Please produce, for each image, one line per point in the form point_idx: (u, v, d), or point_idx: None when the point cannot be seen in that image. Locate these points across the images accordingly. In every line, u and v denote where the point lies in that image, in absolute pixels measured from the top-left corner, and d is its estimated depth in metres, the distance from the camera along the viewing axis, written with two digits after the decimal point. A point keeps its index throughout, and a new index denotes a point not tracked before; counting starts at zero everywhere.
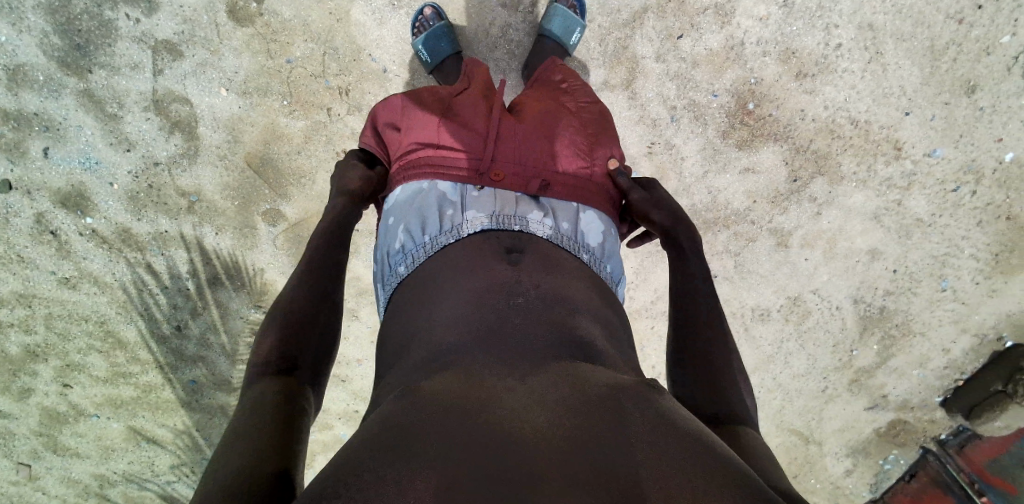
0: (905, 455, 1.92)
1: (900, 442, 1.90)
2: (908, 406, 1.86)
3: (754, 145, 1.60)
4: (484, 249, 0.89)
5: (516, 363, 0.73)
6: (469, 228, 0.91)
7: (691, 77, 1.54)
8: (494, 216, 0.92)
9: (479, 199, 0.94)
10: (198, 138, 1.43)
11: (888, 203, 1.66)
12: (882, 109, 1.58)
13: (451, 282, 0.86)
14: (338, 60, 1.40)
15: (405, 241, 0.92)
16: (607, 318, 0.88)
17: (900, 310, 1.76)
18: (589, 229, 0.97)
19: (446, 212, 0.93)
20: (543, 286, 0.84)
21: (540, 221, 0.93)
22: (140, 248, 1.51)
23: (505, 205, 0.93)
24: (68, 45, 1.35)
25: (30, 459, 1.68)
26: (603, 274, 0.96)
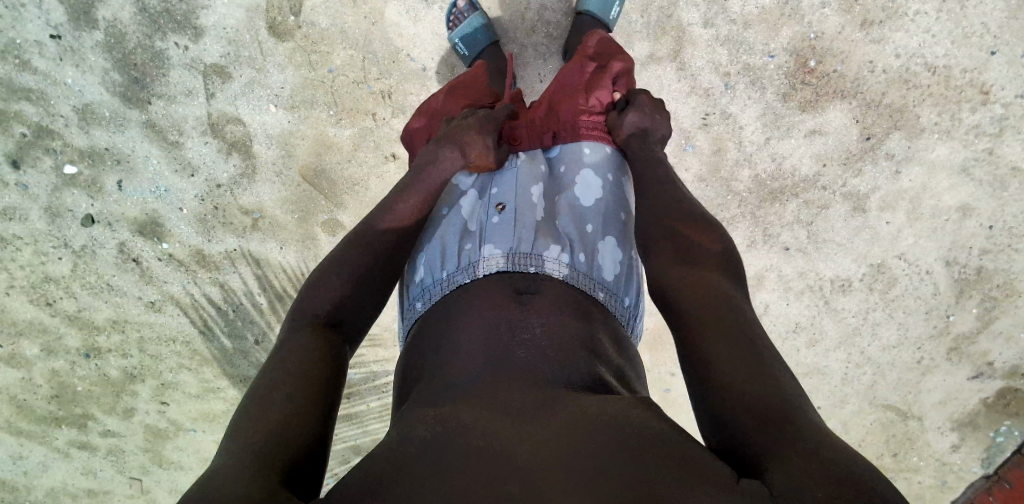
0: (1020, 426, 1.72)
1: (1014, 412, 1.72)
2: (1018, 372, 1.69)
3: (819, 104, 1.49)
4: (498, 289, 0.88)
5: (521, 385, 0.75)
6: (484, 264, 0.91)
7: (743, 39, 1.46)
8: (509, 254, 0.91)
9: (499, 234, 0.94)
10: (255, 156, 1.47)
11: (977, 153, 1.51)
12: (964, 50, 1.44)
13: (466, 316, 0.86)
14: (378, 64, 1.41)
15: (426, 275, 0.94)
16: (619, 355, 0.86)
17: (1000, 270, 1.61)
18: (607, 262, 0.95)
19: (464, 247, 0.94)
20: (554, 325, 0.83)
21: (556, 257, 0.90)
22: (213, 267, 1.58)
23: (522, 239, 0.92)
24: (127, 80, 1.42)
25: (141, 475, 1.79)
26: (618, 310, 0.93)
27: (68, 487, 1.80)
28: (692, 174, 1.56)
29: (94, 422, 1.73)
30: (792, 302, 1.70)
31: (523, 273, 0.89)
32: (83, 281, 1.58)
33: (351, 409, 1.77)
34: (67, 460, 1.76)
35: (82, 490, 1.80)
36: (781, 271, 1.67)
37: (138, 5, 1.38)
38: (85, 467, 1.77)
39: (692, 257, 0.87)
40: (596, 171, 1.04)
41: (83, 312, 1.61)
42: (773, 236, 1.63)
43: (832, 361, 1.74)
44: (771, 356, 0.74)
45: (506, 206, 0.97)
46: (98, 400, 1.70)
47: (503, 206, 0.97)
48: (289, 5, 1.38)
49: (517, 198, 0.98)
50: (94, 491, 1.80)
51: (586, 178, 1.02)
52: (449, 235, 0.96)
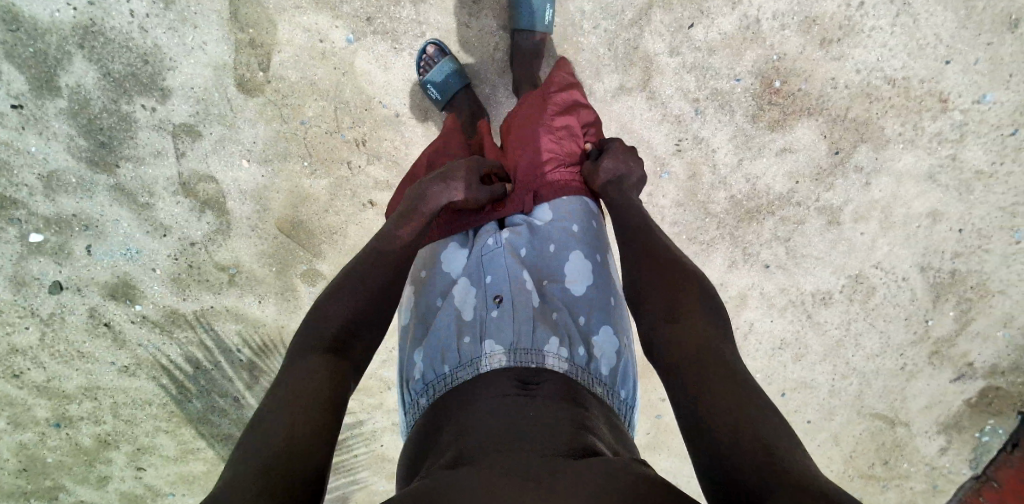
0: (1003, 424, 1.76)
1: (996, 411, 1.75)
2: (999, 370, 1.72)
3: (787, 124, 1.52)
4: (501, 382, 0.85)
5: (525, 461, 0.71)
6: (486, 362, 0.88)
7: (708, 65, 1.48)
8: (511, 350, 0.88)
9: (498, 328, 0.91)
10: (228, 212, 1.45)
11: (941, 159, 1.56)
12: (919, 62, 1.49)
13: (468, 409, 0.83)
14: (351, 113, 1.40)
15: (426, 372, 0.91)
16: (621, 445, 0.83)
17: (974, 272, 1.64)
18: (604, 355, 0.93)
19: (463, 341, 0.91)
20: (559, 415, 0.80)
21: (556, 352, 0.88)
22: (189, 326, 1.53)
23: (522, 334, 0.90)
24: (93, 145, 1.38)
25: None
26: (616, 403, 0.91)
27: None
28: (669, 200, 1.58)
29: (65, 494, 1.65)
30: (776, 318, 1.71)
31: (525, 369, 0.86)
32: (51, 349, 1.52)
33: (339, 460, 1.72)
34: None
35: None
36: (763, 289, 1.68)
37: (102, 70, 1.35)
38: None
39: (683, 294, 0.92)
40: (584, 255, 1.04)
41: (53, 381, 1.55)
42: (753, 255, 1.64)
43: (819, 374, 1.75)
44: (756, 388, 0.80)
45: (502, 297, 0.95)
46: (69, 470, 1.62)
47: (499, 297, 0.95)
48: (257, 61, 1.37)
49: (513, 288, 0.96)
50: None
51: (575, 266, 1.02)
52: (447, 328, 0.94)
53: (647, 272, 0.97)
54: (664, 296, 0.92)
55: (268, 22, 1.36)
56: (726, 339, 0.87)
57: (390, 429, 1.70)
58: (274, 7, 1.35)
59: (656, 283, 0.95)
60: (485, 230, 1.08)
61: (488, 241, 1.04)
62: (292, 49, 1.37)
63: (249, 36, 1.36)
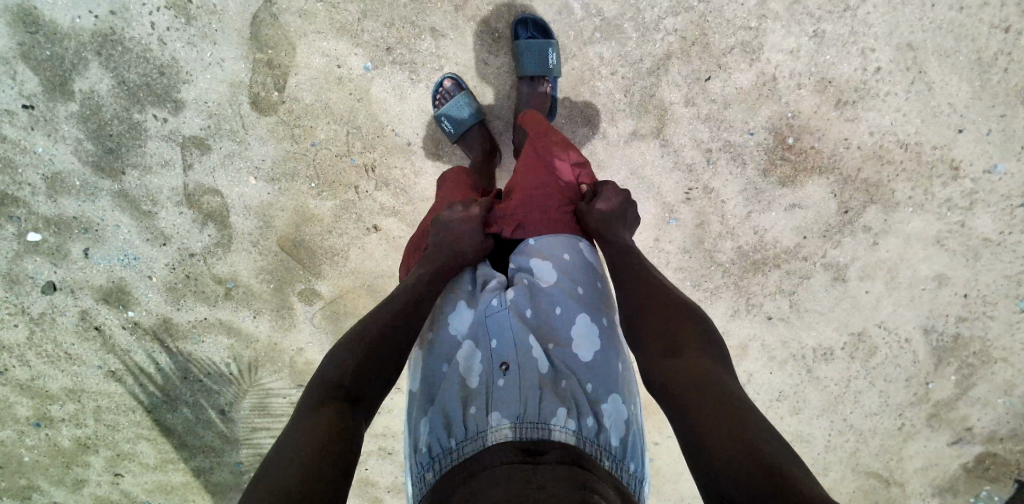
0: (999, 491, 1.71)
1: (992, 477, 1.71)
2: (996, 437, 1.68)
3: (798, 180, 1.52)
4: (509, 453, 0.86)
5: None
6: (493, 435, 0.89)
7: (724, 117, 1.48)
8: (518, 423, 0.90)
9: (505, 398, 0.92)
10: (230, 226, 1.44)
11: (950, 226, 1.55)
12: (933, 129, 1.48)
13: (477, 478, 0.83)
14: (362, 138, 1.40)
15: (431, 442, 0.90)
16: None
17: (976, 336, 1.62)
18: (611, 423, 0.93)
19: (469, 411, 0.92)
20: (567, 477, 0.81)
21: (562, 425, 0.90)
22: (181, 336, 1.52)
23: (529, 406, 0.91)
24: (100, 150, 1.38)
25: None
26: (624, 471, 0.91)
27: None
28: (675, 246, 1.57)
29: (39, 494, 1.62)
30: (774, 370, 1.69)
31: (531, 442, 0.88)
32: (39, 349, 1.51)
33: None
34: None
35: None
36: (763, 340, 1.66)
37: (116, 77, 1.35)
38: None
39: (679, 330, 0.95)
40: (591, 317, 1.02)
41: (37, 380, 1.53)
42: (755, 306, 1.63)
43: (815, 428, 1.72)
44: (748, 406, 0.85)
45: (509, 365, 0.96)
46: (45, 471, 1.60)
47: (506, 365, 0.95)
48: (273, 81, 1.37)
49: (518, 354, 0.96)
50: None
51: (580, 330, 1.00)
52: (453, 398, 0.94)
53: (643, 300, 1.02)
54: (658, 326, 0.97)
55: (288, 44, 1.36)
56: (718, 362, 0.92)
57: (375, 453, 1.67)
58: (294, 30, 1.35)
59: (651, 312, 0.99)
60: (488, 286, 1.06)
61: (492, 302, 1.01)
62: (309, 73, 1.37)
63: (267, 56, 1.36)
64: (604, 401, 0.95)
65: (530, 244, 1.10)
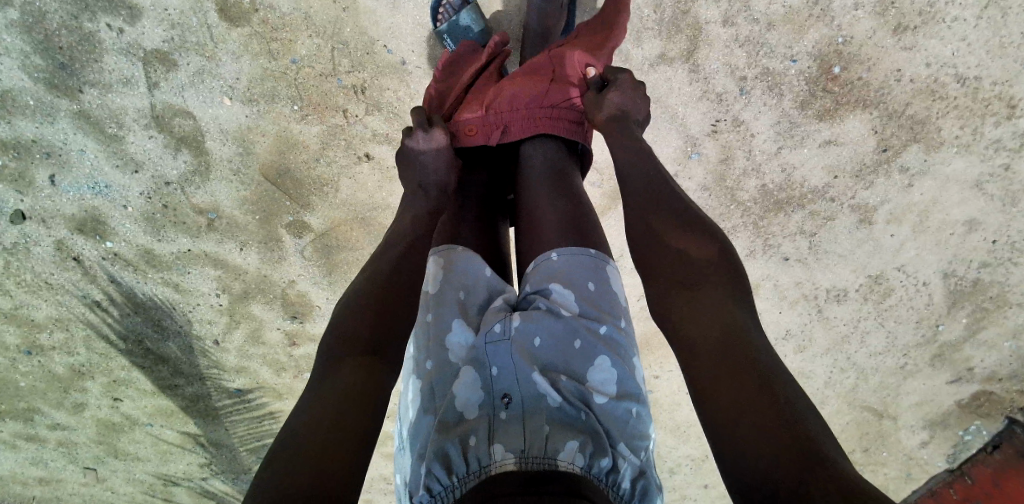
0: (988, 426, 1.66)
1: (984, 412, 1.65)
2: (996, 377, 1.61)
3: (838, 114, 1.36)
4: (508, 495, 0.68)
5: None
6: (494, 469, 0.71)
7: (764, 41, 1.31)
8: (523, 458, 0.72)
9: (509, 429, 0.75)
10: (208, 153, 1.29)
11: (994, 169, 1.39)
12: (997, 61, 1.29)
13: None
14: (350, 55, 1.22)
15: (426, 483, 0.70)
16: None
17: (996, 282, 1.50)
18: (627, 465, 0.75)
19: (467, 444, 0.74)
20: None
21: (571, 461, 0.72)
22: (165, 267, 1.42)
23: (535, 439, 0.74)
24: (52, 65, 1.20)
25: (95, 464, 1.67)
26: None
27: (21, 475, 1.70)
28: (695, 183, 1.44)
29: (41, 415, 1.59)
30: (785, 311, 1.60)
31: (535, 481, 0.70)
32: (17, 278, 1.41)
33: None
34: (14, 450, 1.65)
35: (36, 478, 1.70)
36: (778, 280, 1.56)
37: None
38: (36, 457, 1.66)
39: (699, 266, 0.77)
40: (613, 354, 0.82)
41: (20, 309, 1.45)
42: (774, 246, 1.51)
43: (819, 366, 1.66)
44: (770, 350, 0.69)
45: (512, 396, 0.79)
46: (44, 394, 1.56)
47: (509, 396, 0.79)
48: None
49: (522, 386, 0.79)
50: (46, 480, 1.70)
51: (600, 366, 0.81)
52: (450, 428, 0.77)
53: (660, 226, 0.83)
54: (680, 265, 0.78)
55: None
56: (750, 313, 0.73)
57: None
58: None
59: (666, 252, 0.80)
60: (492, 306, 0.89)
61: (495, 326, 0.84)
62: None
63: None
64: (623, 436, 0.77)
65: (551, 257, 0.89)
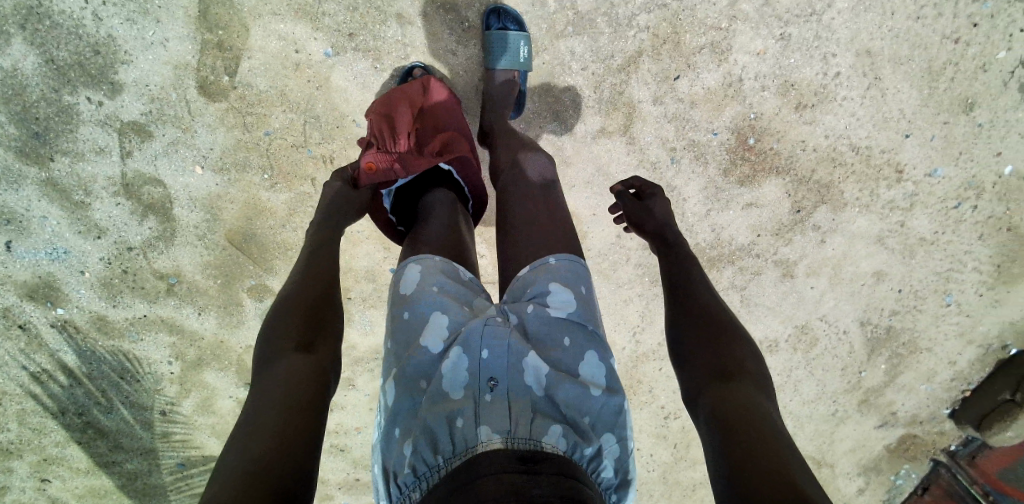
0: (915, 469, 1.81)
1: (911, 457, 1.79)
2: (918, 420, 1.75)
3: (755, 180, 1.52)
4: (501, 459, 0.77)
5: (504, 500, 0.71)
6: (480, 448, 0.79)
7: (689, 117, 1.42)
8: (508, 438, 0.79)
9: (492, 407, 0.83)
10: (174, 219, 1.33)
11: (890, 225, 1.59)
12: (883, 133, 1.50)
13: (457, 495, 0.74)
14: (321, 128, 1.30)
15: (414, 463, 0.80)
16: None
17: (907, 329, 1.68)
18: (606, 449, 0.85)
19: (455, 424, 0.81)
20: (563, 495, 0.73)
21: (555, 444, 0.80)
22: (118, 335, 1.41)
23: (520, 419, 0.81)
24: (25, 134, 1.24)
25: None
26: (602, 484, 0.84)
27: None
28: (637, 244, 1.52)
29: None
30: None
31: (523, 458, 0.78)
32: None
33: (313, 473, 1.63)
34: None
35: None
36: None
37: (44, 54, 1.20)
38: None
39: (720, 323, 0.97)
40: (603, 353, 0.92)
41: None
42: None
43: None
44: (764, 393, 0.87)
45: (498, 381, 0.85)
46: None
47: (495, 380, 0.85)
48: (223, 65, 1.24)
49: (511, 376, 0.85)
50: None
51: (593, 353, 0.90)
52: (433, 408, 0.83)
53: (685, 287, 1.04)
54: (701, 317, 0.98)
55: (238, 23, 1.22)
56: (760, 376, 0.90)
57: (329, 450, 1.62)
58: (247, 9, 1.22)
59: (708, 331, 0.95)
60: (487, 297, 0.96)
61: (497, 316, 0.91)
62: (264, 57, 1.25)
63: (218, 38, 1.23)
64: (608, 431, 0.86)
65: (548, 262, 0.96)
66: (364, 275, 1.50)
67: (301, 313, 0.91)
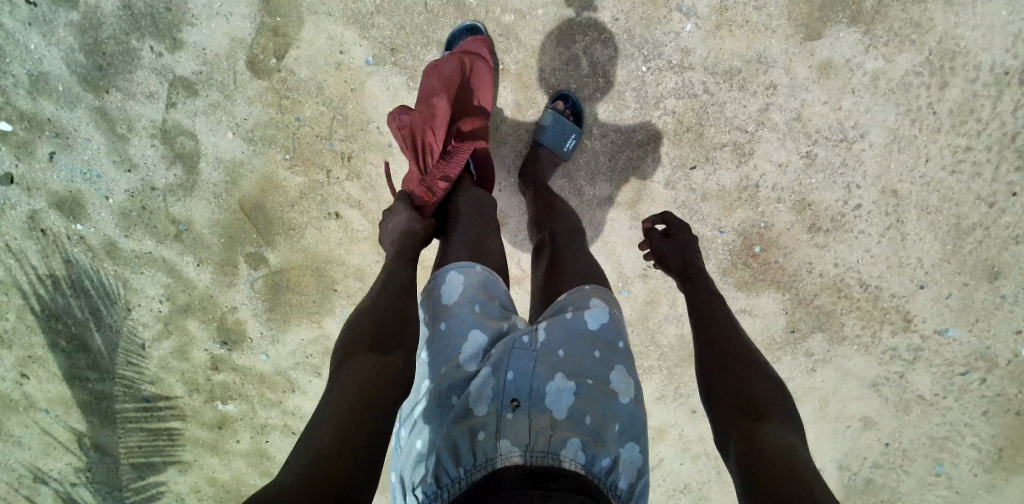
0: None
1: None
2: None
3: (755, 287, 1.47)
4: (520, 477, 0.77)
5: None
6: (499, 463, 0.78)
7: (698, 208, 1.41)
8: (527, 453, 0.79)
9: (514, 424, 0.82)
10: (197, 173, 1.43)
11: (889, 373, 1.51)
12: (896, 278, 1.43)
13: None
14: (345, 127, 1.38)
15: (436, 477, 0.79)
16: None
17: (888, 486, 1.57)
18: (625, 468, 0.83)
19: (476, 439, 0.81)
20: None
21: (572, 458, 0.80)
22: (121, 263, 1.51)
23: (537, 436, 0.81)
24: (91, 64, 1.37)
25: None
26: (616, 494, 0.81)
27: None
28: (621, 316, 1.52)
29: None
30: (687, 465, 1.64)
31: (540, 476, 0.77)
32: None
33: (262, 447, 1.65)
34: None
35: None
36: (684, 431, 1.58)
37: (125, 1, 1.34)
38: None
39: (739, 351, 0.96)
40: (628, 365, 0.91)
41: None
42: (684, 396, 1.56)
43: None
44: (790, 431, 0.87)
45: (520, 401, 0.84)
46: None
47: (517, 400, 0.84)
48: (275, 48, 1.34)
49: (533, 395, 0.85)
50: None
51: (620, 367, 0.90)
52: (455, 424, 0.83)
53: (701, 312, 1.04)
54: (720, 345, 0.98)
55: (297, 14, 1.33)
56: (785, 410, 0.90)
57: (279, 432, 1.63)
58: (307, 6, 1.32)
59: (730, 363, 0.95)
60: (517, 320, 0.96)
61: (522, 337, 0.90)
62: (311, 50, 1.34)
63: (275, 23, 1.33)
64: (622, 449, 0.84)
65: (585, 288, 0.98)
66: (353, 273, 1.50)
67: (372, 327, 0.91)
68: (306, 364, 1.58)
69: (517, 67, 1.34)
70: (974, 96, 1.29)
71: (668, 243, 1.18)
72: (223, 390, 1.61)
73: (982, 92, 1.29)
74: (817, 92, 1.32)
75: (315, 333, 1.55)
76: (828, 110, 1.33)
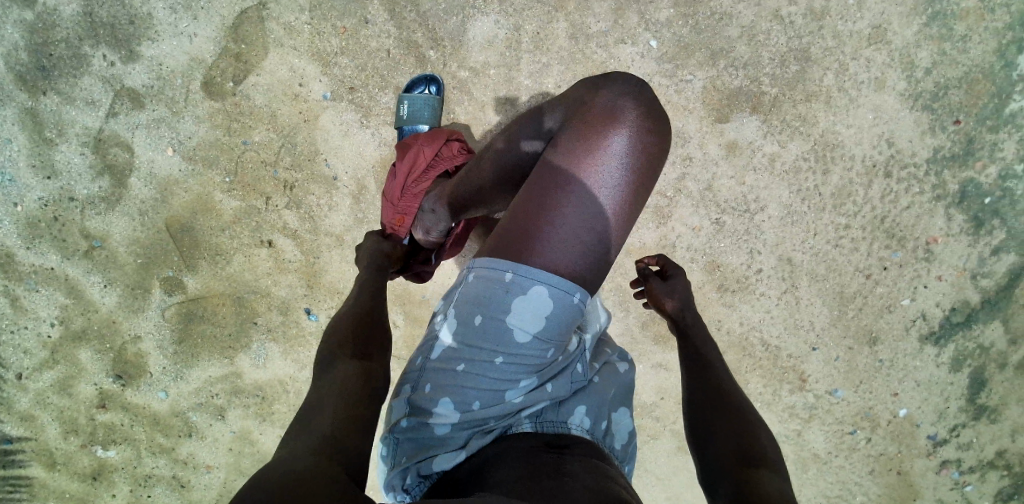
0: None
1: None
2: None
3: (670, 343, 1.57)
4: (535, 440, 0.85)
5: (535, 473, 0.78)
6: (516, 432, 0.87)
7: (622, 262, 1.54)
8: (541, 423, 0.88)
9: (535, 398, 0.89)
10: (126, 187, 1.38)
11: (787, 431, 1.64)
12: (793, 339, 1.59)
13: (497, 469, 0.81)
14: (293, 156, 1.41)
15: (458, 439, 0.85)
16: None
17: None
18: (620, 431, 0.93)
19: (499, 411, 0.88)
20: (589, 466, 0.81)
21: (580, 425, 0.89)
22: (16, 278, 1.40)
23: (552, 408, 0.89)
24: (31, 64, 1.34)
25: None
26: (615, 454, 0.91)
27: None
28: None
29: None
30: None
31: (553, 440, 0.86)
32: None
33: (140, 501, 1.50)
34: None
35: None
36: None
37: (85, 6, 1.33)
38: None
39: (729, 393, 0.99)
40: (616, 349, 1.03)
41: None
42: None
43: None
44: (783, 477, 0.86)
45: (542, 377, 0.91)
46: None
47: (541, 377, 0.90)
48: (233, 72, 1.37)
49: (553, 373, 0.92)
50: None
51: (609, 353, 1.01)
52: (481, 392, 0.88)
53: (690, 356, 1.07)
54: (711, 388, 0.99)
55: (261, 43, 1.38)
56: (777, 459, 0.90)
57: (168, 481, 1.49)
58: (272, 37, 1.38)
59: (722, 406, 0.96)
60: None
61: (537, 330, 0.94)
62: (269, 78, 1.38)
63: (237, 49, 1.37)
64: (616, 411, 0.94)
65: None
66: (278, 306, 1.45)
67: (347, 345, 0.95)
68: (210, 404, 1.48)
69: (466, 117, 1.45)
70: (851, 182, 1.53)
71: (665, 284, 1.18)
72: (106, 432, 1.47)
73: (857, 180, 1.53)
74: (727, 166, 1.52)
75: (227, 369, 1.47)
76: (733, 184, 1.52)
